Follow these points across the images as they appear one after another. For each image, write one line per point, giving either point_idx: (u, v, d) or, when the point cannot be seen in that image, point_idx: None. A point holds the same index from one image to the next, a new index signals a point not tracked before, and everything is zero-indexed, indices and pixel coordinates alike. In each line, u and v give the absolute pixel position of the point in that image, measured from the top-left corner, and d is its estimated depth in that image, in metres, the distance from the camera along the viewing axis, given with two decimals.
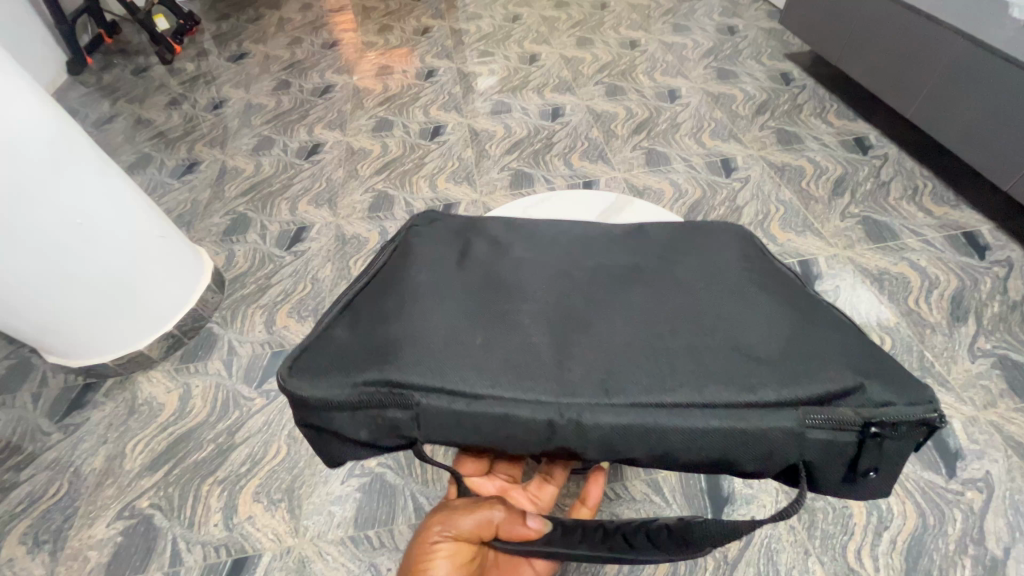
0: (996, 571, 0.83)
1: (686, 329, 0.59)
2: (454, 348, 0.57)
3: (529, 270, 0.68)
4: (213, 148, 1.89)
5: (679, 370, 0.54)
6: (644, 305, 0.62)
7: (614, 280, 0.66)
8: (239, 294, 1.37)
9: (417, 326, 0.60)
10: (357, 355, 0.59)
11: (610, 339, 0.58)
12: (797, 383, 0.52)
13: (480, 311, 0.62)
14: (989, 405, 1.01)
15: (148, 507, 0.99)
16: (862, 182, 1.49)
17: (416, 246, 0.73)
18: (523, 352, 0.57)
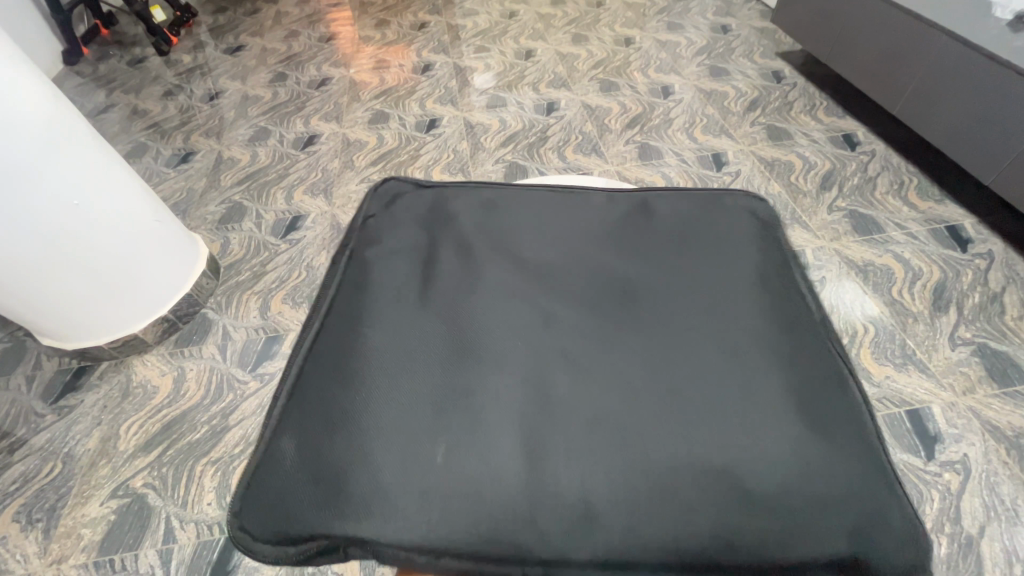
0: (970, 548, 0.85)
1: (670, 433, 0.53)
2: (410, 474, 0.53)
3: (502, 341, 0.62)
4: (210, 138, 1.90)
5: (652, 505, 0.50)
6: (625, 396, 0.57)
7: (594, 353, 0.60)
8: (234, 280, 1.38)
9: (372, 442, 0.56)
10: (306, 496, 0.56)
11: (586, 455, 0.53)
12: (784, 520, 0.49)
13: (444, 402, 0.57)
14: (967, 391, 1.04)
15: (142, 486, 1.00)
16: (850, 177, 1.52)
17: (384, 298, 0.67)
18: (489, 476, 0.53)
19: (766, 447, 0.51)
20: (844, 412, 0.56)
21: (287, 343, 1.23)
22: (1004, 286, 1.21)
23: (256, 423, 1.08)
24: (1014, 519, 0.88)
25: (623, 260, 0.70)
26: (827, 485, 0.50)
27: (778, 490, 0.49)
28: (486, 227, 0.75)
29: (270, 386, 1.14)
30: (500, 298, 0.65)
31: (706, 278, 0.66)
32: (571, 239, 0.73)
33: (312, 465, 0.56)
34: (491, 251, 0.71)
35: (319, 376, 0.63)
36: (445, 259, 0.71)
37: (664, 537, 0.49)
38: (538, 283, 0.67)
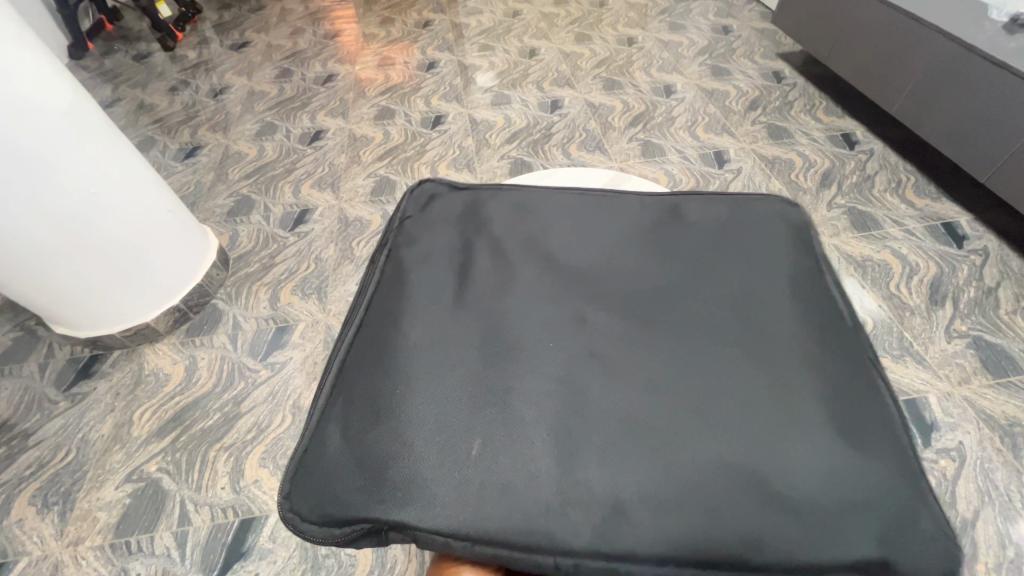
0: (965, 531, 0.88)
1: (722, 437, 0.49)
2: (443, 462, 0.49)
3: (533, 337, 0.58)
4: (216, 133, 1.92)
5: (697, 505, 0.46)
6: (669, 399, 0.52)
7: (635, 354, 0.57)
8: (243, 272, 1.40)
9: (402, 429, 0.51)
10: (350, 476, 0.51)
11: (629, 455, 0.49)
12: (838, 521, 0.45)
13: (477, 393, 0.54)
14: (963, 381, 1.07)
15: (156, 471, 1.02)
16: (848, 175, 1.55)
17: (418, 277, 0.66)
18: (520, 469, 0.48)
19: (816, 448, 0.48)
20: (894, 421, 0.52)
21: (297, 333, 1.25)
22: (998, 281, 1.24)
23: (268, 410, 1.10)
24: (1007, 504, 0.91)
25: (665, 261, 0.66)
26: (877, 485, 0.46)
27: (830, 491, 0.46)
28: (519, 225, 0.73)
29: (281, 375, 1.16)
30: (534, 292, 0.63)
31: (752, 279, 0.63)
32: (607, 240, 0.70)
33: (354, 450, 0.52)
34: (525, 250, 0.69)
35: (361, 368, 0.59)
36: (478, 257, 0.68)
37: (709, 538, 0.44)
38: (573, 276, 0.65)
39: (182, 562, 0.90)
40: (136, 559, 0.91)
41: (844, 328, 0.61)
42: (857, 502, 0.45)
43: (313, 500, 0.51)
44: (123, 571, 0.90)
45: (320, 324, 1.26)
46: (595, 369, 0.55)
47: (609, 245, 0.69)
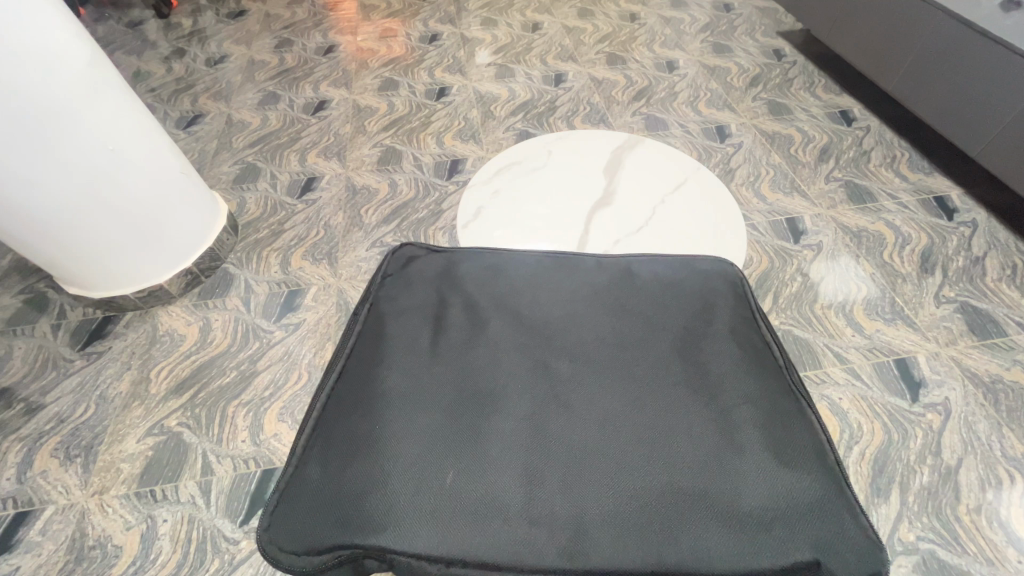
0: (950, 476, 0.94)
1: (659, 476, 0.61)
2: (424, 495, 0.61)
3: (502, 389, 0.69)
4: (218, 101, 1.90)
5: (630, 529, 0.58)
6: (619, 441, 0.63)
7: (589, 404, 0.67)
8: (253, 237, 1.41)
9: (387, 468, 0.62)
10: (329, 513, 0.62)
11: (584, 491, 0.60)
12: (751, 537, 0.58)
13: (454, 438, 0.64)
14: (950, 343, 1.13)
15: (177, 425, 1.04)
16: (846, 150, 1.59)
17: (391, 331, 0.77)
18: (495, 502, 0.60)
19: (734, 481, 0.60)
20: (803, 449, 0.65)
21: (309, 296, 1.27)
22: (986, 251, 1.30)
23: (284, 368, 1.13)
24: (987, 453, 0.97)
25: (617, 313, 0.76)
26: (779, 506, 0.59)
27: (735, 512, 0.59)
28: (489, 281, 0.82)
29: (296, 335, 1.19)
30: (503, 348, 0.73)
31: (688, 334, 0.74)
32: (569, 293, 0.79)
33: (336, 485, 0.63)
34: (494, 307, 0.78)
35: (340, 413, 0.70)
36: (453, 313, 0.78)
37: (644, 554, 0.57)
38: (535, 327, 0.75)
39: (207, 508, 0.93)
40: (162, 506, 0.94)
41: (766, 369, 0.73)
42: (768, 522, 0.58)
43: (293, 534, 0.64)
44: (150, 518, 0.93)
45: (331, 288, 1.28)
46: (556, 417, 0.66)
47: (570, 298, 0.78)
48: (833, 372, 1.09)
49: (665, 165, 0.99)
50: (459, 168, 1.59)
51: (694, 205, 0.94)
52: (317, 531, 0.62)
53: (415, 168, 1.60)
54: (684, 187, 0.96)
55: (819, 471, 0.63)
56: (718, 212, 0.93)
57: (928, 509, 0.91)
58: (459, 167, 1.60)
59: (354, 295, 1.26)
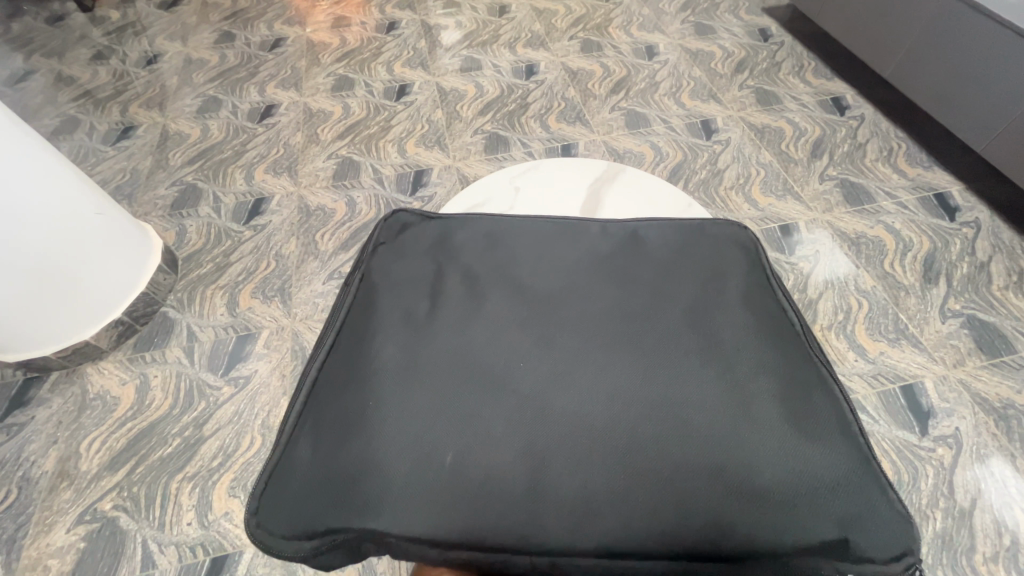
0: (964, 520, 0.88)
1: (685, 450, 0.49)
2: (419, 479, 0.48)
3: (498, 360, 0.55)
4: (151, 110, 1.70)
5: (666, 505, 0.47)
6: (641, 411, 0.51)
7: (601, 373, 0.54)
8: (195, 274, 1.26)
9: (378, 449, 0.50)
10: (320, 496, 0.50)
11: (598, 471, 0.48)
12: (812, 511, 0.47)
13: (446, 418, 0.51)
14: (958, 364, 1.05)
15: (112, 510, 0.92)
16: (840, 144, 1.48)
17: (380, 300, 0.63)
18: (495, 488, 0.48)
19: (789, 454, 0.49)
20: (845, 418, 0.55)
21: (260, 343, 1.13)
22: (991, 255, 1.22)
23: (233, 432, 1.01)
24: (1002, 490, 0.91)
25: (632, 272, 0.64)
26: (837, 478, 0.49)
27: (788, 484, 0.48)
28: (486, 244, 0.69)
29: (246, 392, 1.06)
30: (503, 312, 0.60)
31: (709, 295, 0.62)
32: (571, 260, 0.66)
33: (325, 467, 0.51)
34: (489, 272, 0.65)
35: (331, 389, 0.57)
36: (447, 277, 0.64)
37: (682, 531, 0.47)
38: (540, 289, 0.62)
39: None
40: None
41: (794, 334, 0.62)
42: (799, 496, 0.47)
43: (284, 520, 0.51)
44: None
45: (285, 330, 1.15)
46: (561, 389, 0.53)
47: (573, 260, 0.66)
48: None
49: (653, 194, 0.86)
50: (424, 180, 1.45)
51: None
52: (304, 517, 0.51)
53: (375, 182, 1.44)
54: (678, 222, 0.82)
55: (857, 442, 0.53)
56: None
57: (943, 561, 0.84)
58: (423, 179, 1.45)
59: (310, 338, 1.14)
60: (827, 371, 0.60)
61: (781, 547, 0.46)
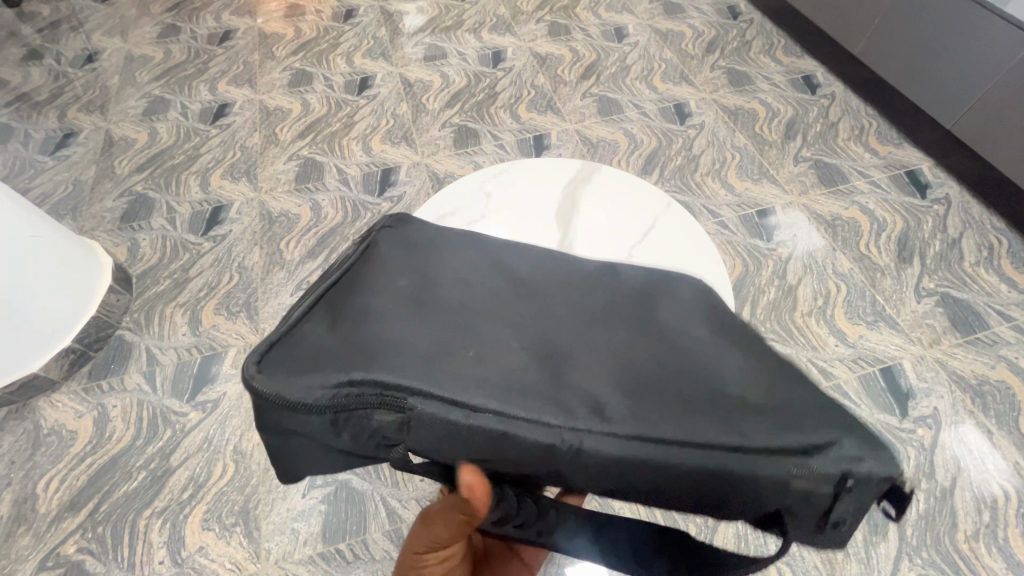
0: (945, 499, 0.89)
1: (688, 368, 0.50)
2: (433, 357, 0.47)
3: (510, 295, 0.56)
4: (93, 114, 1.58)
5: (669, 404, 0.46)
6: (642, 340, 0.53)
7: (608, 313, 0.56)
8: (152, 292, 1.18)
9: (396, 330, 0.49)
10: (335, 357, 0.47)
11: (606, 379, 0.48)
12: (805, 417, 0.46)
13: (465, 325, 0.51)
14: (934, 343, 1.06)
15: (77, 553, 0.87)
16: (812, 124, 1.47)
17: (392, 246, 0.63)
18: (506, 375, 0.47)
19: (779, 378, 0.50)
20: None
21: (227, 362, 1.08)
22: (961, 232, 1.23)
23: (204, 460, 0.96)
24: (980, 467, 0.92)
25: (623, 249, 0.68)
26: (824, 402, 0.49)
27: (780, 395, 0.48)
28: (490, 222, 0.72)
29: (215, 417, 1.01)
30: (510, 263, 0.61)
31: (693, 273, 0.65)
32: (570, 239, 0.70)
33: (345, 340, 0.49)
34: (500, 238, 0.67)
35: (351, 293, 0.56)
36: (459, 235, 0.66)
37: (687, 427, 0.44)
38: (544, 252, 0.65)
39: None
40: None
41: None
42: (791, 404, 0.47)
43: (292, 369, 0.48)
44: None
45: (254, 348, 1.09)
46: (567, 317, 0.54)
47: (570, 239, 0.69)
48: None
49: (632, 196, 0.84)
50: (392, 179, 1.38)
51: (674, 241, 0.78)
52: (316, 367, 0.47)
53: (340, 183, 1.38)
54: (657, 227, 0.80)
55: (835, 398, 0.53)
56: (704, 246, 0.77)
57: (927, 542, 0.86)
58: (392, 177, 1.38)
59: None
60: None
61: (780, 445, 0.43)
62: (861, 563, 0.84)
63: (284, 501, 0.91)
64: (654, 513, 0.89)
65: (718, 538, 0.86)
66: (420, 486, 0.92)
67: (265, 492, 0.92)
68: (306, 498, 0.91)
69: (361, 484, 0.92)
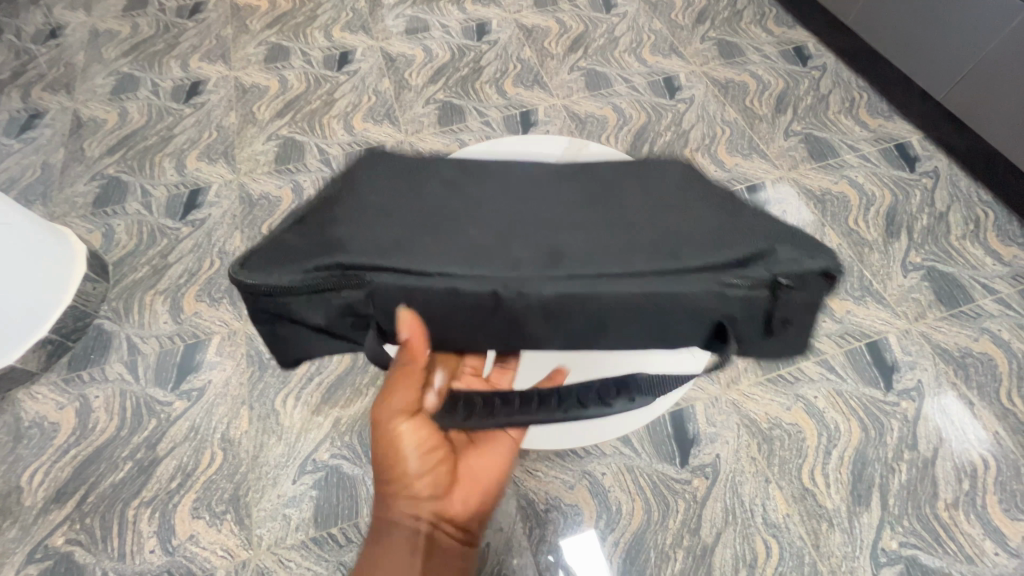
0: (926, 470, 0.91)
1: (609, 239, 0.60)
2: (400, 256, 0.57)
3: (466, 200, 0.65)
4: (58, 93, 1.50)
5: (605, 262, 0.56)
6: (586, 230, 0.61)
7: (550, 210, 0.64)
8: (130, 279, 1.15)
9: (367, 243, 0.58)
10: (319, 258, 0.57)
11: (548, 252, 0.58)
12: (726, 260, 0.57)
13: (426, 234, 0.59)
14: (919, 317, 1.07)
15: (65, 544, 0.87)
16: (803, 97, 1.44)
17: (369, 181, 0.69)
18: (470, 262, 0.56)
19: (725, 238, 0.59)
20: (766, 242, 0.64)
21: (211, 349, 1.05)
22: (948, 205, 1.23)
23: (191, 449, 0.95)
24: (961, 438, 0.94)
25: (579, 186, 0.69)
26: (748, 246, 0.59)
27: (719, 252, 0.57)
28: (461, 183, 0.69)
29: (201, 405, 0.99)
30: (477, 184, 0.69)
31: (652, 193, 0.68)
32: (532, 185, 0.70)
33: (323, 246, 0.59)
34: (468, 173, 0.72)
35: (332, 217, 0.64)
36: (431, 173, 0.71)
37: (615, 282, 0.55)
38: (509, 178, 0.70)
39: None
40: None
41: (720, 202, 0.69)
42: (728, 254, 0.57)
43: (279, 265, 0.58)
44: None
45: (238, 335, 1.07)
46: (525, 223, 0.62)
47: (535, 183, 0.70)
48: (807, 368, 1.01)
49: None
50: None
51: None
52: (301, 261, 0.57)
53: (322, 164, 1.33)
54: None
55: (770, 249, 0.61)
56: None
57: (909, 511, 0.88)
58: None
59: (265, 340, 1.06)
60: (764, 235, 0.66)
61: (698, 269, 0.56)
62: (844, 532, 0.86)
63: (275, 487, 0.91)
64: (643, 489, 0.90)
65: (706, 512, 0.88)
66: None
67: (255, 479, 0.92)
68: (297, 484, 0.91)
69: (352, 469, 0.92)
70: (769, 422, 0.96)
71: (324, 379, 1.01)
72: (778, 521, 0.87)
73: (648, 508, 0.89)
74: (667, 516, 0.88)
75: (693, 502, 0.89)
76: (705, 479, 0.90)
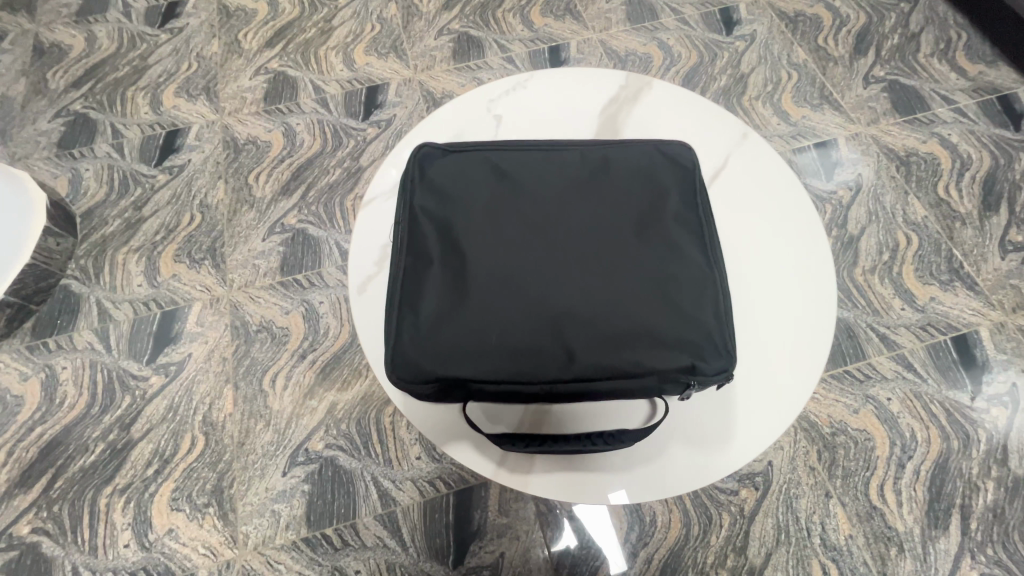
0: (1018, 491, 0.78)
1: (671, 278, 0.50)
2: (446, 329, 0.49)
3: (495, 216, 0.53)
4: (15, 11, 1.30)
5: (656, 330, 0.49)
6: (647, 285, 0.50)
7: (599, 229, 0.52)
8: (99, 233, 1.01)
9: (419, 314, 0.50)
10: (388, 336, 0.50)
11: (604, 329, 0.49)
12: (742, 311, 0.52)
13: (471, 310, 0.49)
14: (1018, 308, 0.90)
15: (31, 534, 0.78)
16: (888, 36, 1.20)
17: (417, 180, 0.55)
18: (519, 344, 0.48)
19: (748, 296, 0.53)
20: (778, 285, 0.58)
21: (191, 318, 0.93)
22: None
23: (169, 432, 0.84)
24: None
25: (636, 174, 0.55)
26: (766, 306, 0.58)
27: None
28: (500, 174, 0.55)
29: (180, 382, 0.87)
30: (522, 189, 0.54)
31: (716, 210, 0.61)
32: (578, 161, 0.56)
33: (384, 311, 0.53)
34: (507, 160, 0.56)
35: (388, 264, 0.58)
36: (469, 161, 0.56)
37: (666, 361, 0.48)
38: (556, 168, 0.55)
39: None
40: None
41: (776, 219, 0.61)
42: None
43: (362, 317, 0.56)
44: None
45: (221, 303, 0.94)
46: (583, 266, 0.51)
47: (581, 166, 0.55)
48: (879, 364, 0.86)
49: (693, 130, 0.66)
50: (379, 99, 1.15)
51: (754, 189, 0.63)
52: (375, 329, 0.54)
53: (317, 104, 1.15)
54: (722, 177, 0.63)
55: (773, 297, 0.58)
56: (784, 206, 0.61)
57: (994, 538, 0.75)
58: (378, 97, 1.15)
59: (252, 310, 0.93)
60: (790, 250, 0.60)
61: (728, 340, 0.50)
62: (916, 560, 0.74)
63: (263, 479, 0.80)
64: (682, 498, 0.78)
65: (755, 529, 0.76)
66: (415, 466, 0.81)
67: (240, 469, 0.81)
68: (287, 477, 0.80)
69: (348, 462, 0.81)
70: (831, 427, 0.82)
71: (319, 358, 0.88)
72: (838, 543, 0.75)
73: (686, 521, 0.77)
74: (707, 531, 0.77)
75: (739, 517, 0.77)
76: (754, 491, 0.78)
